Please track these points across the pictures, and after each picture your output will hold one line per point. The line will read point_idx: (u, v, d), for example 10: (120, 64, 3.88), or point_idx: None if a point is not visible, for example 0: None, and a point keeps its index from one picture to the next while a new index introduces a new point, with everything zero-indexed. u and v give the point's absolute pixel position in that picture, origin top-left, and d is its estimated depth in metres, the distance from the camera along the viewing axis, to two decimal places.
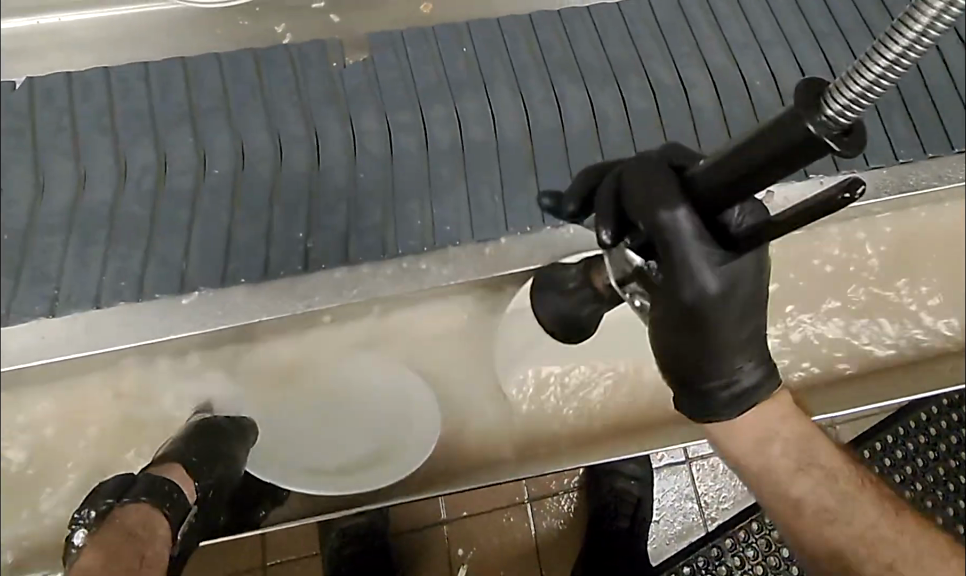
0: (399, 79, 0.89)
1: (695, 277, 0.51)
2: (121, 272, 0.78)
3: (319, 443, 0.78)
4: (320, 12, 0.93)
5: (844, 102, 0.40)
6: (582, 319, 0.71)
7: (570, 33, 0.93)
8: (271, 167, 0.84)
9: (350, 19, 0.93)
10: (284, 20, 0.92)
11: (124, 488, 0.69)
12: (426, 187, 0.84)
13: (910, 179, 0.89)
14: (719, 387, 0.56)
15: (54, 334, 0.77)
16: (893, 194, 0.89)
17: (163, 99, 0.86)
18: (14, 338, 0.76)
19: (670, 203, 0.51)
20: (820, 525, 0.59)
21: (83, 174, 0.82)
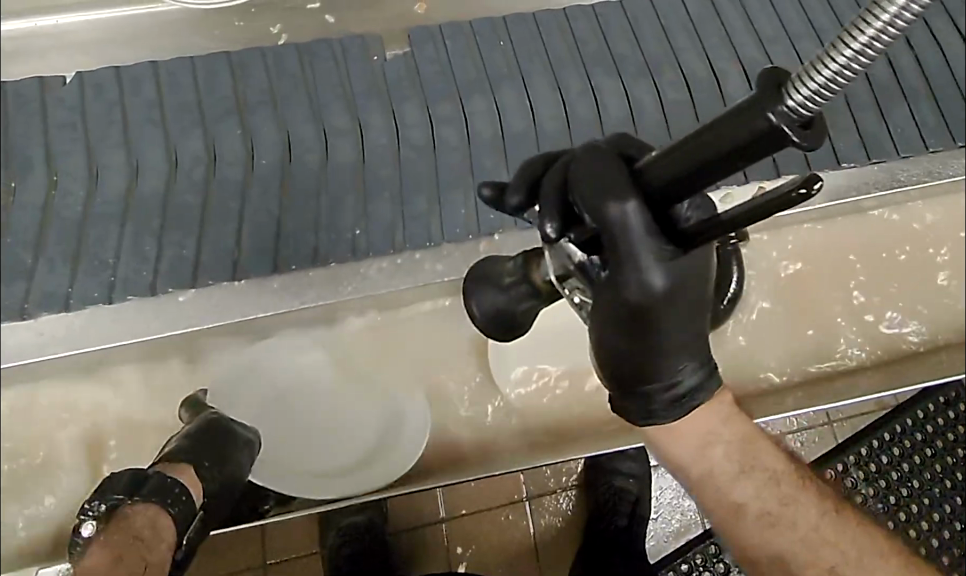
0: (439, 74, 0.89)
1: (642, 275, 0.47)
2: (178, 260, 0.81)
3: (317, 434, 0.81)
4: (316, 12, 0.92)
5: (808, 92, 0.37)
6: (517, 314, 0.66)
7: (604, 26, 0.90)
8: (319, 160, 0.85)
9: (345, 17, 0.92)
10: (280, 21, 0.91)
11: (142, 476, 0.69)
12: (469, 177, 0.85)
13: (899, 175, 0.89)
14: (660, 388, 0.51)
15: (53, 331, 0.79)
16: (882, 190, 0.89)
17: (211, 92, 0.87)
18: (14, 336, 0.79)
19: (620, 194, 0.46)
20: (763, 531, 0.55)
21: (135, 168, 0.84)
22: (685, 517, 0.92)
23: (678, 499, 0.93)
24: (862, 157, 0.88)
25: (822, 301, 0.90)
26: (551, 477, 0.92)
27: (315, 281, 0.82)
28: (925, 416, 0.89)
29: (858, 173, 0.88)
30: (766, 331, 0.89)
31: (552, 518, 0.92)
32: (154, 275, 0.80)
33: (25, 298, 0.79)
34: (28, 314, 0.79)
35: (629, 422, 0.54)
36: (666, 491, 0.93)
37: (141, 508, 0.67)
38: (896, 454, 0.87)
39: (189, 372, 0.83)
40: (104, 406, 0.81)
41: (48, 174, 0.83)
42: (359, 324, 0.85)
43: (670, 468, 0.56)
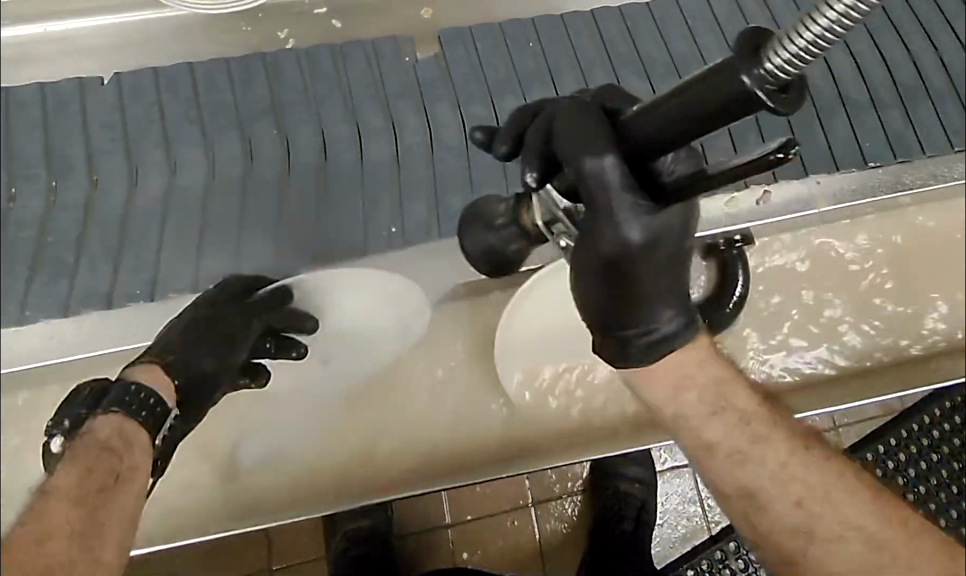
0: (470, 74, 0.90)
1: (619, 229, 0.48)
2: (220, 256, 0.82)
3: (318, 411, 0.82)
4: (323, 17, 0.92)
5: (783, 57, 0.39)
6: (510, 255, 0.77)
7: (632, 29, 0.92)
8: (353, 157, 0.86)
9: (356, 23, 0.92)
10: (288, 26, 0.92)
11: (99, 390, 0.64)
12: (500, 174, 0.86)
13: (904, 178, 0.89)
14: (637, 336, 0.53)
15: (62, 334, 0.79)
16: (887, 194, 0.89)
17: (247, 91, 0.88)
18: (23, 339, 0.79)
19: (597, 150, 0.48)
20: (734, 468, 0.54)
21: (174, 167, 0.85)
22: (692, 522, 0.93)
23: (685, 504, 0.93)
24: (888, 156, 0.89)
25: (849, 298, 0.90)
26: (557, 482, 0.92)
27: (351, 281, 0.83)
28: (931, 422, 0.89)
29: (863, 177, 0.89)
30: (793, 330, 0.89)
31: (558, 523, 0.92)
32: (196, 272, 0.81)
33: (68, 296, 0.80)
34: (71, 312, 0.80)
35: (609, 363, 0.56)
36: (673, 496, 0.94)
37: (107, 419, 0.62)
38: (902, 460, 0.88)
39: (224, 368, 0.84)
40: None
41: (88, 175, 0.85)
42: (348, 305, 0.83)
43: (652, 410, 0.58)
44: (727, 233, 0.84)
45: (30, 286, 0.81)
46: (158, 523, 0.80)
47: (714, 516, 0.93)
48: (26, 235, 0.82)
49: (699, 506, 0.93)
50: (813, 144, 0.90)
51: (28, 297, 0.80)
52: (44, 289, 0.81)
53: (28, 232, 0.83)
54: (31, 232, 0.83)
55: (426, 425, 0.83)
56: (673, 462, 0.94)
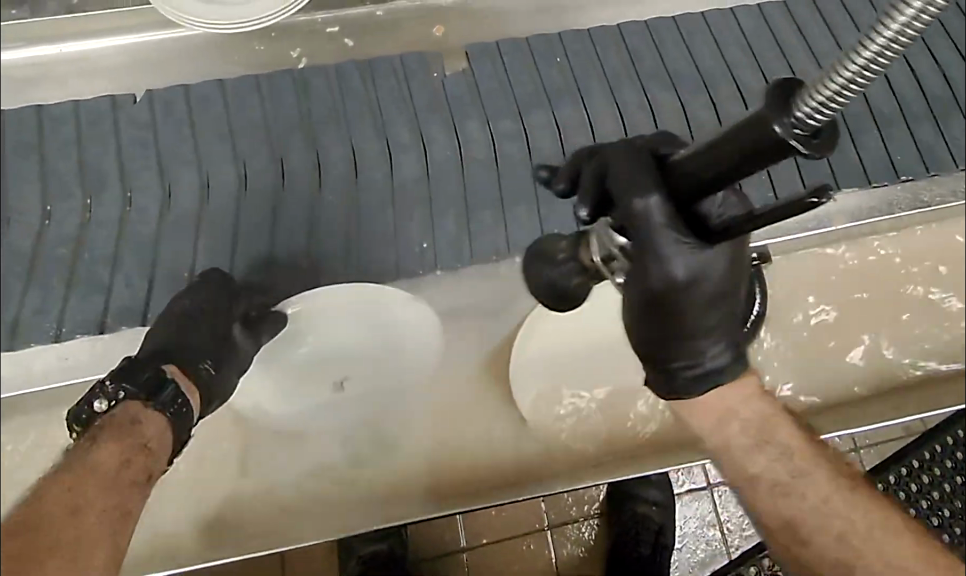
0: (497, 90, 0.89)
1: (665, 266, 0.51)
2: (252, 261, 0.84)
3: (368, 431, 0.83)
4: (335, 37, 0.89)
5: (814, 104, 0.37)
6: (570, 289, 0.66)
7: (658, 42, 0.91)
8: (384, 175, 0.86)
9: (363, 41, 0.90)
10: (299, 45, 0.88)
11: (163, 380, 0.68)
12: (533, 197, 0.86)
13: (923, 196, 0.88)
14: (683, 368, 0.56)
15: (76, 355, 0.80)
16: (906, 211, 0.88)
17: (278, 108, 0.87)
18: (40, 359, 0.80)
19: (645, 190, 0.50)
20: (775, 500, 0.56)
21: (206, 183, 0.84)
22: (711, 545, 0.90)
23: (702, 528, 0.92)
24: (919, 169, 0.87)
25: (885, 315, 0.88)
26: (573, 505, 0.90)
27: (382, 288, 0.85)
28: (955, 443, 0.80)
29: (884, 194, 0.88)
30: (828, 349, 0.87)
31: (573, 547, 0.89)
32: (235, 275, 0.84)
33: (104, 314, 0.80)
34: (107, 328, 0.80)
35: (658, 394, 0.59)
36: (690, 520, 0.92)
37: (152, 417, 0.67)
38: (926, 482, 0.78)
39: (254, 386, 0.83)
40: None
41: (122, 192, 0.83)
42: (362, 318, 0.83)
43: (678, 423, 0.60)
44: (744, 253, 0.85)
45: (66, 305, 0.80)
46: (202, 533, 0.80)
47: (734, 540, 0.91)
48: (63, 251, 0.81)
49: (718, 530, 0.91)
50: (843, 158, 0.86)
51: (64, 316, 0.80)
52: (80, 305, 0.80)
53: (62, 247, 0.81)
54: (67, 249, 0.81)
55: (462, 442, 0.84)
56: (691, 484, 0.93)
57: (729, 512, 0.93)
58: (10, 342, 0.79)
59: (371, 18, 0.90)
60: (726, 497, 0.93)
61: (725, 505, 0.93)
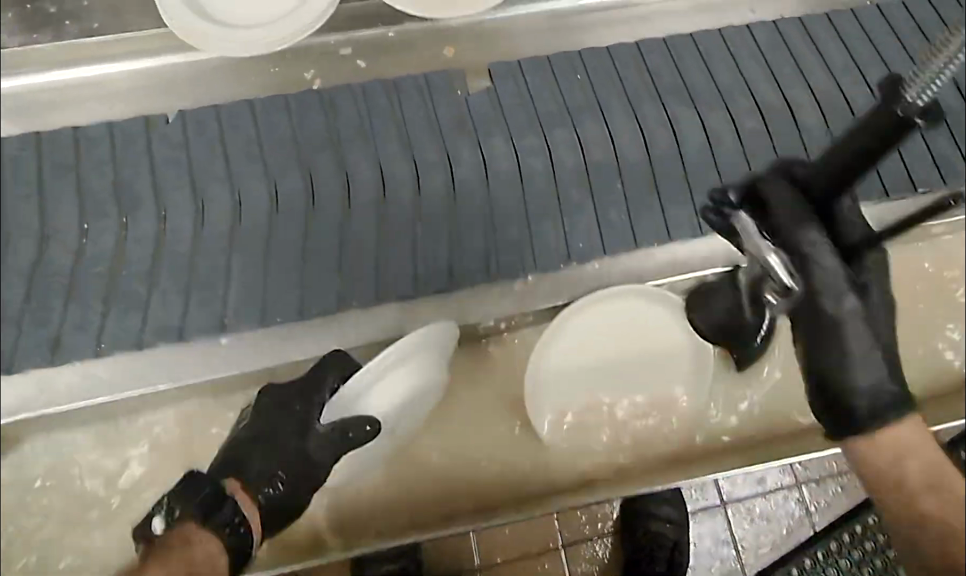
0: (520, 106, 0.90)
1: (837, 294, 0.56)
2: (285, 286, 0.82)
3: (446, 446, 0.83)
4: (349, 58, 0.92)
5: (924, 88, 0.48)
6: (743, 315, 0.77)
7: (677, 60, 0.93)
8: (411, 191, 0.85)
9: (375, 62, 0.92)
10: (313, 67, 0.91)
11: (216, 501, 0.67)
12: (556, 208, 0.86)
13: (931, 208, 0.87)
14: (856, 397, 0.56)
15: (100, 374, 0.80)
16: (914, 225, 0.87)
17: (304, 128, 0.88)
18: (63, 379, 0.79)
19: (809, 225, 0.57)
20: (947, 545, 0.53)
21: (238, 201, 0.84)
22: (724, 561, 0.97)
23: (718, 544, 0.97)
24: (936, 180, 0.88)
25: (912, 323, 0.89)
26: (586, 523, 0.91)
27: (412, 311, 0.83)
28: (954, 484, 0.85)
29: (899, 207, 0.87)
30: None
31: (588, 566, 0.90)
32: (266, 307, 0.81)
33: (141, 331, 0.80)
34: (145, 344, 0.79)
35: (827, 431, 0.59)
36: (706, 537, 0.97)
37: (206, 537, 0.66)
38: None
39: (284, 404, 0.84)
40: (211, 427, 0.83)
41: (157, 210, 0.84)
42: (392, 395, 0.73)
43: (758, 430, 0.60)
44: None
45: (104, 323, 0.80)
46: None
47: (748, 558, 0.97)
48: (99, 270, 0.81)
49: (732, 547, 0.97)
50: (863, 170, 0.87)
51: (103, 333, 0.79)
52: (117, 323, 0.80)
53: (100, 266, 0.81)
54: (102, 268, 0.81)
55: (522, 462, 0.82)
56: (706, 504, 0.98)
57: (743, 529, 0.98)
58: (49, 359, 0.79)
59: (383, 40, 0.92)
60: (740, 515, 0.98)
61: (739, 523, 0.97)
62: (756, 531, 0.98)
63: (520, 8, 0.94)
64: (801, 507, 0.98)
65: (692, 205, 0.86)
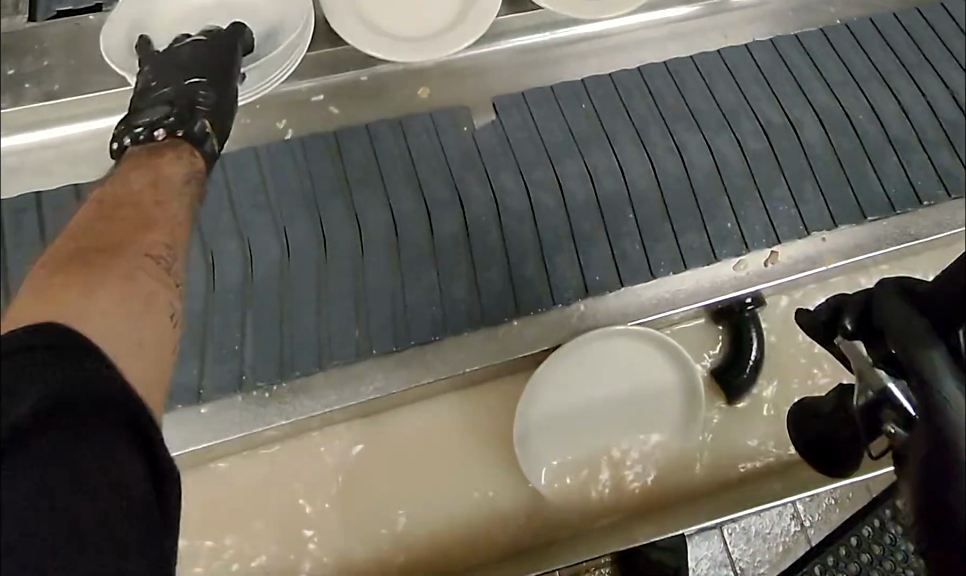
0: (527, 140, 0.90)
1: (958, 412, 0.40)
2: (302, 336, 0.80)
3: (468, 501, 0.80)
4: (321, 104, 0.91)
5: None
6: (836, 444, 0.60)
7: (680, 84, 0.94)
8: (423, 232, 0.85)
9: (347, 109, 0.91)
10: (285, 117, 0.91)
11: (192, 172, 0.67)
12: (570, 241, 0.85)
13: (935, 222, 0.88)
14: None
15: None
16: (901, 243, 0.88)
17: (316, 172, 0.87)
18: None
19: (926, 333, 0.44)
20: None
21: (248, 254, 0.83)
22: None
23: (716, 568, 0.96)
24: (941, 192, 0.89)
25: None
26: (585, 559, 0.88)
27: (435, 355, 0.81)
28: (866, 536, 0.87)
29: (896, 224, 0.88)
30: None
31: None
32: (286, 358, 0.79)
33: None
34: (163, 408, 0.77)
35: None
36: (703, 560, 0.97)
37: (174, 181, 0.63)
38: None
39: (303, 458, 0.81)
40: (228, 492, 0.79)
41: None
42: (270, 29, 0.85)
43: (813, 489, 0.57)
44: (738, 298, 0.84)
45: None
46: None
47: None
48: None
49: (730, 569, 0.97)
50: (868, 186, 0.89)
51: None
52: None
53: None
54: None
55: (547, 507, 0.81)
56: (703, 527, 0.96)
57: (739, 549, 0.97)
58: None
59: (356, 83, 0.92)
60: (736, 535, 0.97)
61: (735, 543, 0.97)
62: (753, 550, 0.97)
63: (497, 44, 0.95)
64: (795, 523, 0.97)
65: (705, 231, 0.86)
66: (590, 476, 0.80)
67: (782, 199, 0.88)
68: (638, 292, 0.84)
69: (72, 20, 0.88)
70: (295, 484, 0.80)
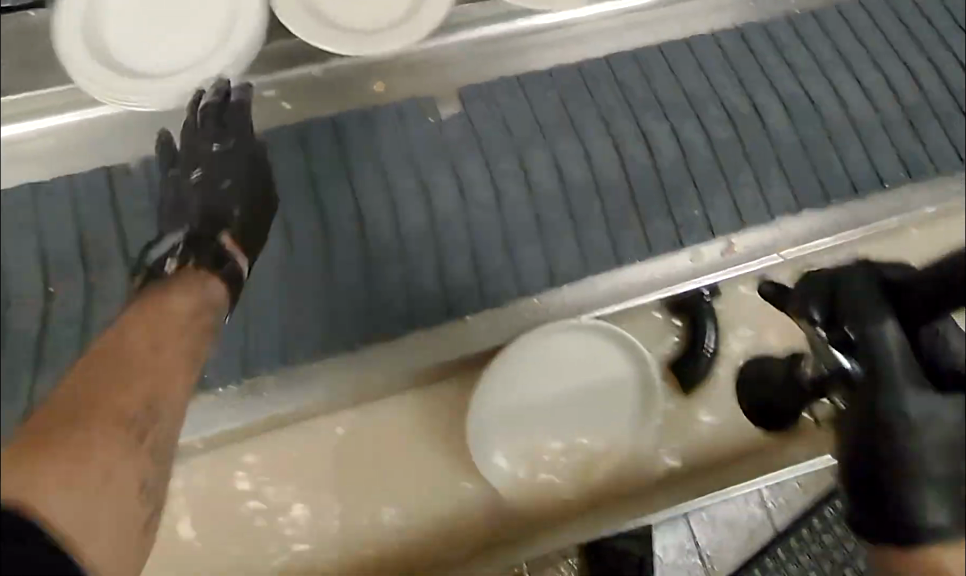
0: (494, 130, 0.90)
1: (900, 393, 0.53)
2: (270, 335, 0.82)
3: (432, 493, 0.80)
4: (271, 100, 0.91)
5: None
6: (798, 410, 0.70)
7: (647, 72, 0.95)
8: (390, 226, 0.86)
9: (301, 103, 0.91)
10: None
11: (210, 305, 0.71)
12: (537, 232, 0.86)
13: (894, 205, 0.89)
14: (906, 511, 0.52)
15: None
16: (862, 226, 0.88)
17: (279, 167, 0.88)
18: None
19: (881, 316, 0.55)
20: None
21: (209, 252, 0.85)
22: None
23: (683, 556, 0.92)
24: (902, 175, 0.90)
25: None
26: None
27: (403, 346, 0.83)
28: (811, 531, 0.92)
29: (857, 208, 0.89)
30: None
31: None
32: (250, 356, 0.82)
33: None
34: None
35: (852, 517, 0.56)
36: (670, 550, 0.92)
37: (183, 304, 0.68)
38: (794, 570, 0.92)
39: (269, 451, 0.80)
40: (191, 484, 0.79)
41: (125, 264, 0.83)
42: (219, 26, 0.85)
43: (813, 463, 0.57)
44: (695, 289, 0.85)
45: None
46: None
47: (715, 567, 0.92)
48: (67, 331, 0.80)
49: (699, 557, 0.92)
50: (831, 170, 0.90)
51: None
52: None
53: (70, 329, 0.80)
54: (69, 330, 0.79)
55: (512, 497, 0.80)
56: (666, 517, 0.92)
57: (707, 536, 0.93)
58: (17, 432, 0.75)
59: (309, 78, 0.91)
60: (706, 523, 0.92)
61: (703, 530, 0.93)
62: (718, 536, 0.93)
63: (453, 36, 0.93)
64: (761, 506, 0.93)
65: (671, 220, 0.87)
66: (555, 464, 0.80)
67: (748, 185, 0.89)
68: (598, 285, 0.85)
69: (12, 17, 0.86)
70: (264, 478, 0.79)
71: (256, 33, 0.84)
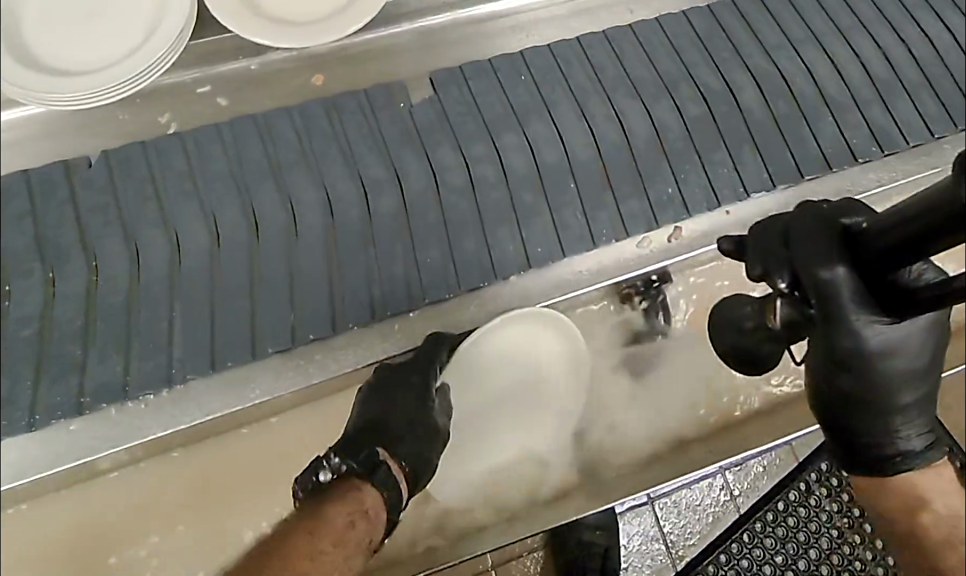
0: (466, 113, 0.89)
1: (858, 337, 0.52)
2: (239, 327, 0.79)
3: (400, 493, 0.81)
4: (207, 96, 0.90)
5: None
6: (762, 356, 0.63)
7: (619, 52, 0.93)
8: (360, 211, 0.84)
9: (239, 97, 0.90)
10: (169, 111, 0.89)
11: (373, 465, 0.72)
12: (511, 213, 0.84)
13: (865, 180, 0.88)
14: (868, 445, 0.55)
15: (38, 446, 0.76)
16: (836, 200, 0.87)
17: (245, 150, 0.86)
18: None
19: (830, 263, 0.52)
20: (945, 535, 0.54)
21: (176, 242, 0.82)
22: (656, 561, 0.96)
23: (648, 543, 0.97)
24: (875, 150, 0.89)
25: None
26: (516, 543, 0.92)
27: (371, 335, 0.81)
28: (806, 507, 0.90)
29: (830, 181, 0.88)
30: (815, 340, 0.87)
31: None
32: (214, 348, 0.78)
33: (79, 394, 0.76)
34: (86, 409, 0.76)
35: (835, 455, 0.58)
36: (635, 537, 0.97)
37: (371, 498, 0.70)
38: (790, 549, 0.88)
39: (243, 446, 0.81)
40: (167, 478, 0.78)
41: (88, 259, 0.81)
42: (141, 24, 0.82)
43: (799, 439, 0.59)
44: (645, 274, 0.85)
45: (37, 392, 0.76)
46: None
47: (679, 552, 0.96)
48: (29, 333, 0.78)
49: (662, 543, 0.97)
50: (803, 145, 0.89)
51: (37, 402, 0.76)
52: (52, 385, 0.76)
53: (30, 329, 0.78)
54: (32, 329, 0.78)
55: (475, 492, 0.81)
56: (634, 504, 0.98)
57: (672, 523, 0.97)
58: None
59: (248, 73, 0.91)
60: (668, 509, 0.98)
61: (668, 517, 0.97)
62: (684, 524, 0.98)
63: (398, 25, 0.94)
64: (725, 493, 0.98)
65: (646, 199, 0.86)
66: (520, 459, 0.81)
67: (723, 162, 0.88)
68: (559, 271, 0.84)
69: None
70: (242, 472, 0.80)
71: (177, 32, 0.82)
